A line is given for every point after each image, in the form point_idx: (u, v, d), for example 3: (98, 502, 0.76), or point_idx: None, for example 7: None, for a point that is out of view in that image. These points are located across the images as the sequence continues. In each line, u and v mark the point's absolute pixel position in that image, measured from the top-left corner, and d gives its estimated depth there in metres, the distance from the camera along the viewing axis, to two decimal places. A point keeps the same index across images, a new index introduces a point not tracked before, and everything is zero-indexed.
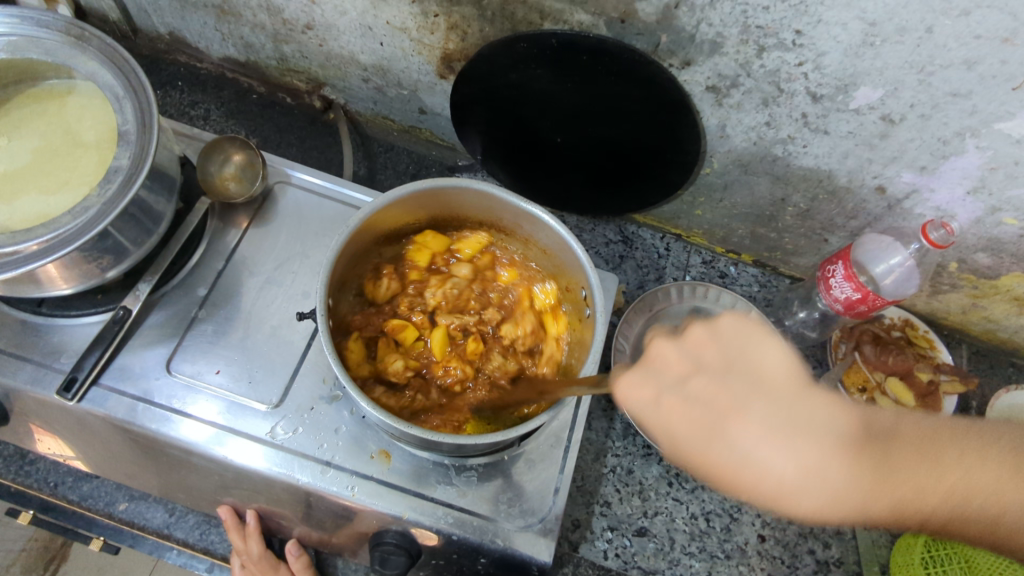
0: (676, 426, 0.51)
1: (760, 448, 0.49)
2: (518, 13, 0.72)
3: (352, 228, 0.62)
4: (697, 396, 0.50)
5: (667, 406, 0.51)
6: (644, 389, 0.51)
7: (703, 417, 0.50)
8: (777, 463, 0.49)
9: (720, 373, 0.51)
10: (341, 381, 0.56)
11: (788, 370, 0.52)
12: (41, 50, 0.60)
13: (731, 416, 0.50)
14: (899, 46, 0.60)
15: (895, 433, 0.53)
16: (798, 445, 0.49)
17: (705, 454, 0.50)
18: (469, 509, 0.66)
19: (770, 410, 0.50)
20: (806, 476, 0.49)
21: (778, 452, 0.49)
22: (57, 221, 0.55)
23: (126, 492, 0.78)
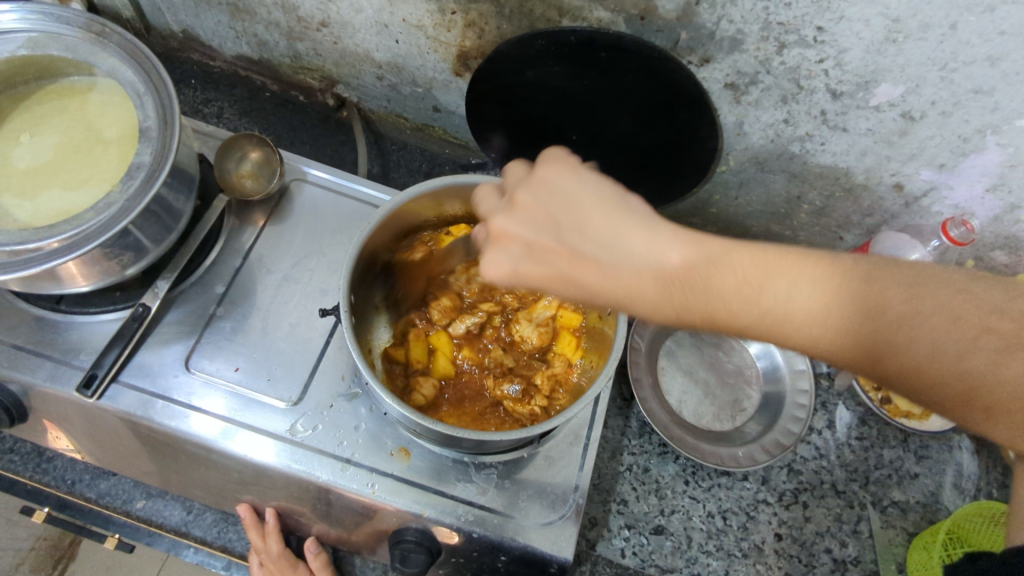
0: (585, 277, 0.46)
1: (625, 239, 0.45)
2: (536, 10, 0.72)
3: (374, 223, 0.62)
4: (557, 260, 0.46)
5: (499, 246, 0.47)
6: (504, 262, 0.47)
7: (560, 266, 0.46)
8: (640, 244, 0.45)
9: (577, 230, 0.46)
10: (364, 376, 0.56)
11: (624, 203, 0.47)
12: (61, 46, 0.60)
13: (553, 242, 0.46)
14: (921, 43, 0.60)
15: (852, 270, 0.44)
16: (672, 235, 0.45)
17: (605, 272, 0.45)
18: (488, 506, 0.66)
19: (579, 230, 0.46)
20: (642, 270, 0.45)
21: (638, 240, 0.45)
22: (81, 217, 0.55)
23: (143, 490, 0.78)
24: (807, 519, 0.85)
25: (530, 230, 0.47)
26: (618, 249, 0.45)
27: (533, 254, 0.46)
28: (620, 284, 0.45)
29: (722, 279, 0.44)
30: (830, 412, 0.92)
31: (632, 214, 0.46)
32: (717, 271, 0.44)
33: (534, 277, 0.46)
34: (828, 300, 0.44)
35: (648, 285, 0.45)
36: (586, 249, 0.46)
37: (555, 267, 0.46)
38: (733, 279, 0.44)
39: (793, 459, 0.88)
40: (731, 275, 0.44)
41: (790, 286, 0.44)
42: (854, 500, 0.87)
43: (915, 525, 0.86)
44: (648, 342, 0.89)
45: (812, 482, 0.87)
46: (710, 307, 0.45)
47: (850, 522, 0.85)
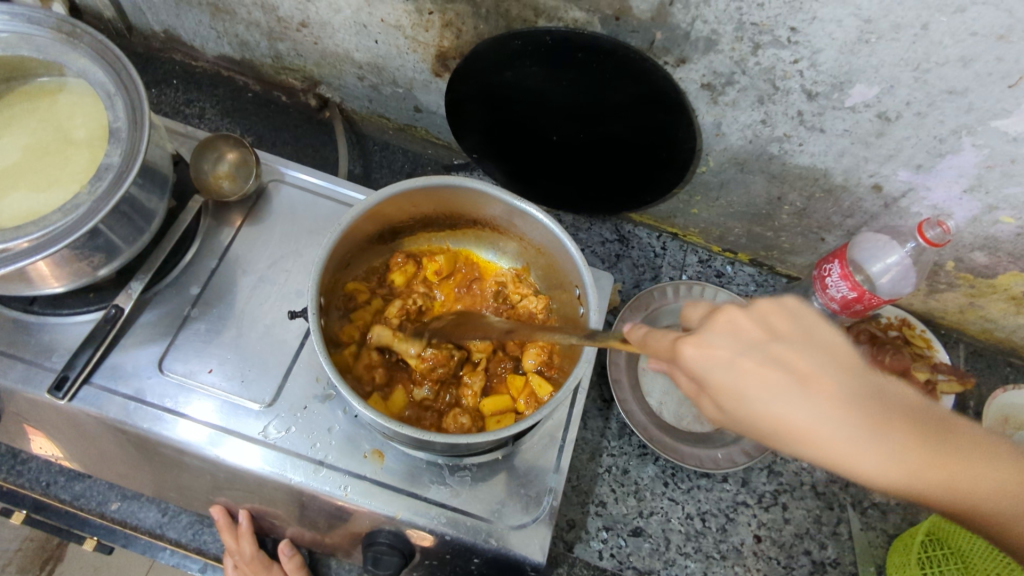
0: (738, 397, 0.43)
1: (869, 442, 0.41)
2: (513, 10, 0.72)
3: (345, 225, 0.61)
4: (775, 357, 0.43)
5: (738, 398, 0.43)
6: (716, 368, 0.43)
7: (768, 425, 0.43)
8: (874, 456, 0.41)
9: (807, 380, 0.42)
10: (332, 379, 0.56)
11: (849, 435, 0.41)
12: (32, 46, 0.60)
13: (817, 399, 0.42)
14: (894, 43, 0.60)
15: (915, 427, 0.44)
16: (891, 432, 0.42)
17: (833, 443, 0.41)
18: (462, 509, 0.66)
19: (824, 390, 0.42)
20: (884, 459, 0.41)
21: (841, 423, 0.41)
22: (48, 218, 0.55)
23: (119, 491, 0.78)
24: (787, 521, 0.85)
25: (773, 367, 0.43)
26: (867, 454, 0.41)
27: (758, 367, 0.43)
28: (779, 423, 0.42)
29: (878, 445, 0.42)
30: None
31: (774, 381, 0.42)
32: (868, 445, 0.41)
33: (737, 376, 0.43)
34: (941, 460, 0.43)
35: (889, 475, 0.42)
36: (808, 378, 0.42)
37: (783, 379, 0.42)
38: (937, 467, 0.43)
39: (774, 460, 0.88)
40: (880, 462, 0.41)
41: (902, 451, 0.42)
42: (834, 501, 0.87)
43: (895, 526, 0.86)
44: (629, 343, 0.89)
45: (792, 483, 0.87)
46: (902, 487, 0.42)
47: (829, 524, 0.85)
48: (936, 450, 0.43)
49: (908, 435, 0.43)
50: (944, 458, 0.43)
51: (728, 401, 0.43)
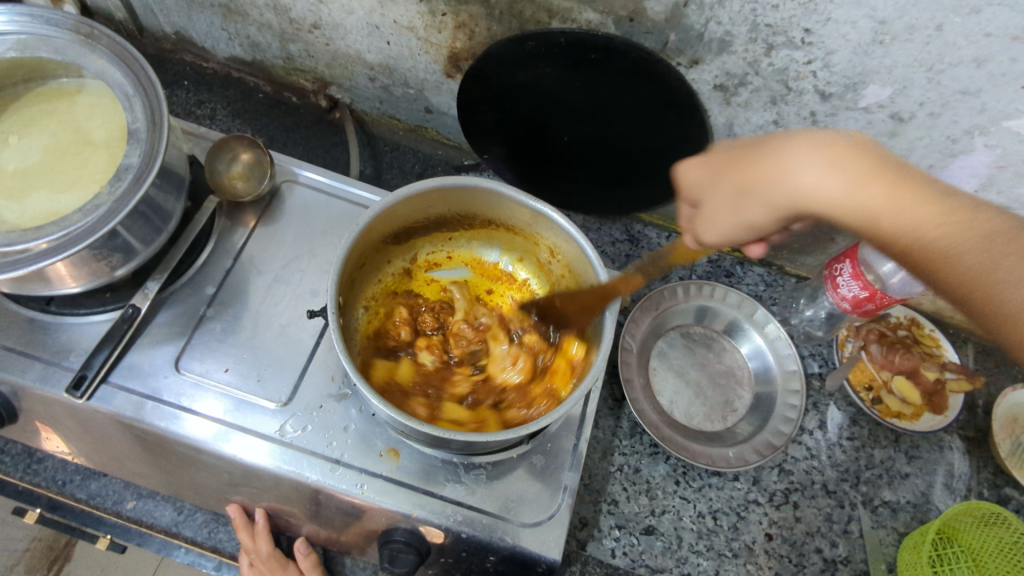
0: (714, 210, 0.55)
1: (797, 168, 0.49)
2: (526, 12, 0.72)
3: (362, 224, 0.62)
4: (721, 194, 0.54)
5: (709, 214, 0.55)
6: (716, 215, 0.55)
7: (760, 202, 0.51)
8: (833, 190, 0.48)
9: (740, 175, 0.53)
10: (351, 378, 0.56)
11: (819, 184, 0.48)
12: (50, 48, 0.60)
13: (759, 160, 0.52)
14: (908, 44, 0.60)
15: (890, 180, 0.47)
16: (866, 176, 0.47)
17: (779, 174, 0.50)
18: (477, 507, 0.66)
19: (804, 140, 0.50)
20: (858, 188, 0.47)
21: (805, 172, 0.49)
22: (69, 218, 0.55)
23: (134, 490, 0.78)
24: (798, 519, 0.85)
25: (708, 180, 0.56)
26: (811, 167, 0.48)
27: (735, 194, 0.53)
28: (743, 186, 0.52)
29: (772, 175, 0.50)
30: (821, 412, 0.92)
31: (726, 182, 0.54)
32: (798, 167, 0.49)
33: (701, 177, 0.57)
34: (895, 190, 0.47)
35: (924, 234, 0.46)
36: (737, 176, 0.53)
37: (740, 186, 0.52)
38: (919, 209, 0.46)
39: (784, 459, 0.88)
40: (811, 179, 0.49)
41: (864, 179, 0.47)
42: (844, 500, 0.87)
43: (905, 524, 0.87)
44: (640, 343, 0.89)
45: (803, 482, 0.87)
46: (868, 208, 0.47)
47: (840, 523, 0.86)
48: (889, 187, 0.47)
49: (881, 175, 0.47)
50: (903, 193, 0.47)
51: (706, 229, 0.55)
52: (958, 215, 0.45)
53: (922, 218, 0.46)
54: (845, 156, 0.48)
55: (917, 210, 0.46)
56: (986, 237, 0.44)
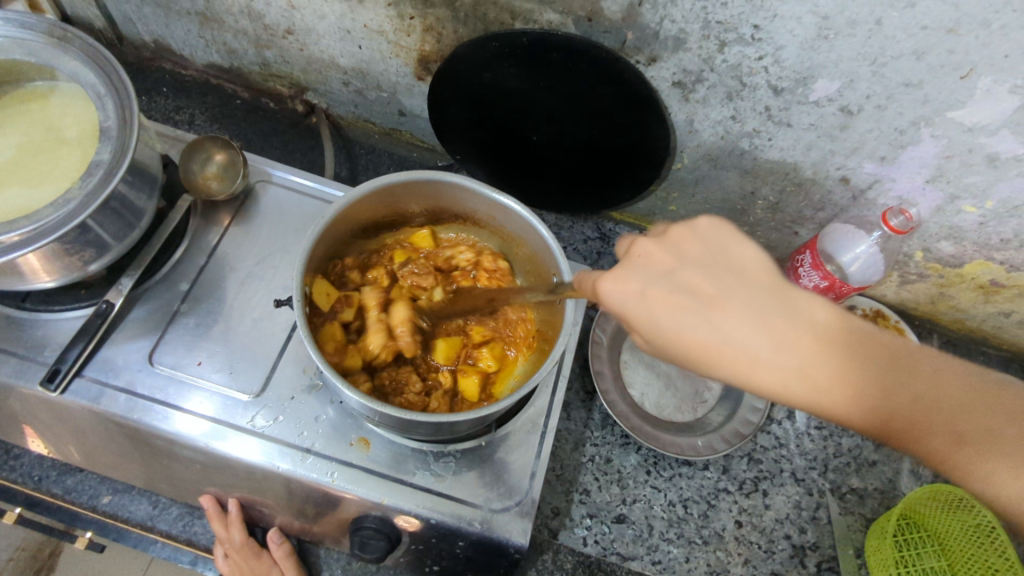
0: (658, 312, 0.48)
1: (804, 351, 0.47)
2: (490, 13, 0.75)
3: (329, 216, 0.64)
4: (683, 286, 0.48)
5: (620, 291, 0.49)
6: (627, 282, 0.49)
7: (704, 337, 0.47)
8: (817, 375, 0.47)
9: (697, 265, 0.49)
10: (315, 363, 0.58)
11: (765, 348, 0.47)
12: (25, 51, 0.62)
13: (729, 279, 0.48)
14: (851, 38, 0.63)
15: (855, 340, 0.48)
16: (835, 353, 0.47)
17: (727, 339, 0.47)
18: (446, 493, 0.68)
19: (746, 291, 0.48)
20: (843, 386, 0.47)
21: (811, 362, 0.47)
22: (40, 212, 0.57)
23: (110, 485, 0.78)
24: (767, 507, 0.87)
25: (665, 279, 0.49)
26: (750, 336, 0.46)
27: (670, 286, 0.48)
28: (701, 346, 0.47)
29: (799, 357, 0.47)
30: (790, 402, 0.94)
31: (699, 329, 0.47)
32: (746, 331, 0.47)
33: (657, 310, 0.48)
34: (849, 360, 0.48)
35: (849, 401, 0.47)
36: (718, 295, 0.47)
37: (693, 306, 0.47)
38: (867, 377, 0.48)
39: (754, 448, 0.90)
40: (756, 349, 0.47)
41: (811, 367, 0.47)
42: (813, 487, 0.89)
43: (872, 511, 0.88)
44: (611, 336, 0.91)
45: (772, 470, 0.89)
46: (803, 365, 0.47)
47: (808, 509, 0.87)
48: (853, 362, 0.48)
49: (870, 359, 0.48)
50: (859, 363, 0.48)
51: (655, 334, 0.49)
52: (928, 357, 0.48)
53: (836, 381, 0.47)
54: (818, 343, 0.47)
55: (875, 367, 0.48)
56: (940, 369, 0.48)
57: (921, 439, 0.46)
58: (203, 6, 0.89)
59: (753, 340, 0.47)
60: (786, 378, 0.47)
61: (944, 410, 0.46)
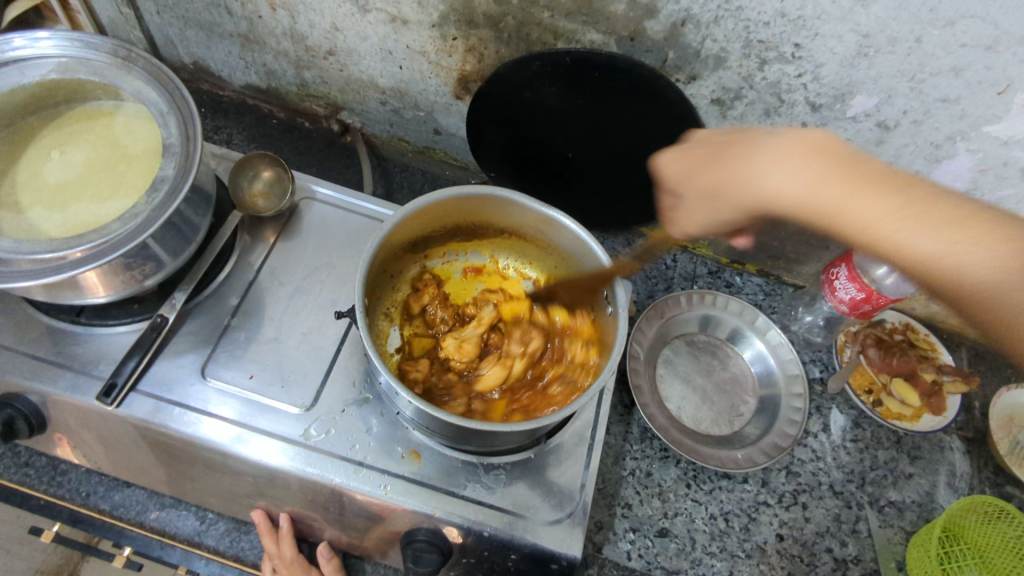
0: (734, 196, 0.60)
1: (776, 169, 0.58)
2: (533, 34, 0.77)
3: (385, 230, 0.65)
4: (711, 190, 0.62)
5: (690, 209, 0.64)
6: (697, 216, 0.63)
7: (729, 210, 0.61)
8: (873, 214, 0.53)
9: (692, 186, 0.63)
10: (378, 374, 0.58)
11: (767, 190, 0.58)
12: (90, 70, 0.64)
13: (742, 155, 0.61)
14: (891, 56, 0.65)
15: (853, 164, 0.56)
16: (902, 206, 0.53)
17: (757, 195, 0.59)
18: (498, 506, 0.68)
19: (770, 160, 0.58)
20: (904, 223, 0.53)
21: (871, 209, 0.54)
22: (108, 227, 0.58)
23: (157, 500, 0.79)
24: (807, 520, 0.87)
25: (691, 179, 0.64)
26: (772, 173, 0.58)
27: (696, 194, 0.63)
28: (761, 195, 0.59)
29: (748, 191, 0.59)
30: (825, 415, 0.94)
31: (719, 208, 0.62)
32: (771, 167, 0.58)
33: (704, 181, 0.63)
34: (838, 168, 0.56)
35: (924, 253, 0.52)
36: (721, 176, 0.61)
37: (700, 200, 0.63)
38: (880, 207, 0.53)
39: (791, 461, 0.91)
40: (776, 177, 0.58)
41: (805, 175, 0.56)
42: (851, 500, 0.89)
43: (912, 523, 0.88)
44: (646, 351, 0.92)
45: (810, 483, 0.89)
46: (831, 206, 0.55)
47: (849, 522, 0.87)
48: (845, 184, 0.55)
49: (942, 208, 0.53)
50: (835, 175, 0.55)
51: (722, 203, 0.61)
52: (974, 222, 0.51)
53: (939, 246, 0.52)
54: (816, 182, 0.55)
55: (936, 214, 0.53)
56: (1011, 257, 0.50)
57: (970, 300, 0.51)
58: (246, 29, 0.91)
59: (773, 175, 0.58)
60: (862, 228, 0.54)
61: (982, 253, 0.51)
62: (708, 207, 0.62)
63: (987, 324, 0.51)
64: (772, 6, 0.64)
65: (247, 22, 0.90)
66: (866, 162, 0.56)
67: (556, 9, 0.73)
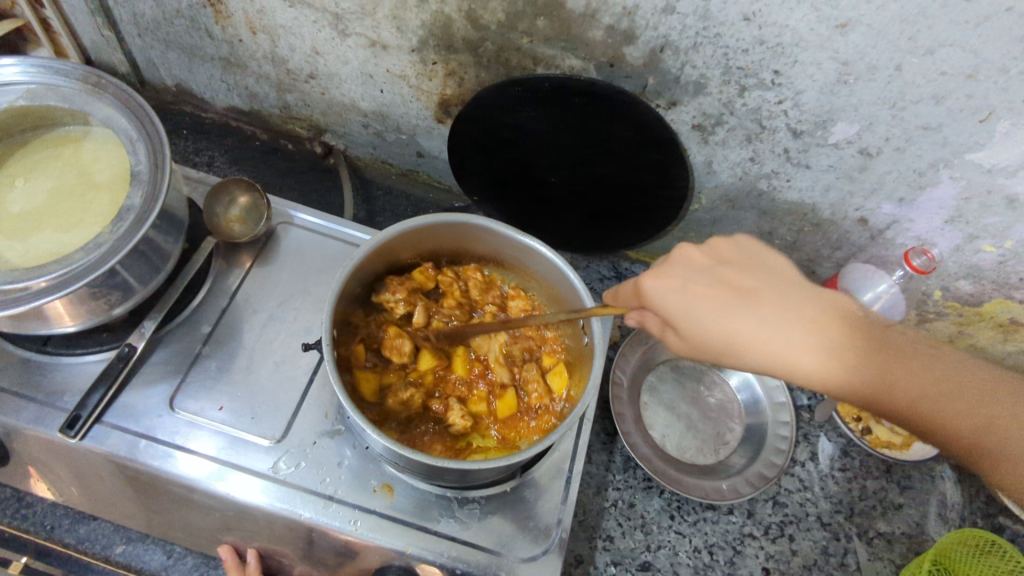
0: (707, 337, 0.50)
1: (787, 331, 0.50)
2: (512, 59, 0.76)
3: (357, 259, 0.64)
4: (723, 281, 0.51)
5: (688, 313, 0.50)
6: (669, 288, 0.51)
7: (717, 336, 0.49)
8: (806, 361, 0.49)
9: (749, 302, 0.50)
10: (345, 409, 0.57)
11: (775, 336, 0.49)
12: (58, 97, 0.63)
13: (767, 295, 0.51)
14: (871, 84, 0.64)
15: (847, 317, 0.51)
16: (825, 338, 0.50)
17: (769, 350, 0.49)
18: (471, 542, 0.66)
19: (772, 316, 0.50)
20: (832, 360, 0.50)
21: (808, 358, 0.49)
22: (71, 257, 0.57)
23: (124, 534, 0.77)
24: (794, 553, 0.85)
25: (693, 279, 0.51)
26: (791, 339, 0.49)
27: (713, 280, 0.51)
28: (736, 332, 0.49)
29: (746, 325, 0.49)
30: (812, 443, 0.93)
31: (775, 309, 0.50)
32: (742, 313, 0.50)
33: (699, 304, 0.50)
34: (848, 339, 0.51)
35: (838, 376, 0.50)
36: (721, 289, 0.51)
37: (728, 292, 0.50)
38: (920, 380, 0.51)
39: (778, 491, 0.89)
40: (782, 344, 0.49)
41: (822, 342, 0.50)
42: (839, 532, 0.87)
43: (901, 556, 0.86)
44: (630, 377, 0.91)
45: (797, 514, 0.87)
46: (843, 377, 0.50)
47: (836, 555, 0.85)
48: (879, 353, 0.51)
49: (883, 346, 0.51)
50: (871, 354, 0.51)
51: (724, 353, 0.50)
52: (933, 358, 0.52)
53: (919, 392, 0.50)
54: (794, 308, 0.50)
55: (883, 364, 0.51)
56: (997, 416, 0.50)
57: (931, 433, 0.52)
58: (227, 52, 0.91)
59: (784, 332, 0.49)
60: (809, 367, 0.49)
61: (978, 410, 0.50)
62: (718, 328, 0.49)
63: (948, 449, 0.52)
64: (750, 34, 0.64)
65: (228, 45, 0.89)
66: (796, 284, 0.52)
67: (535, 34, 0.72)
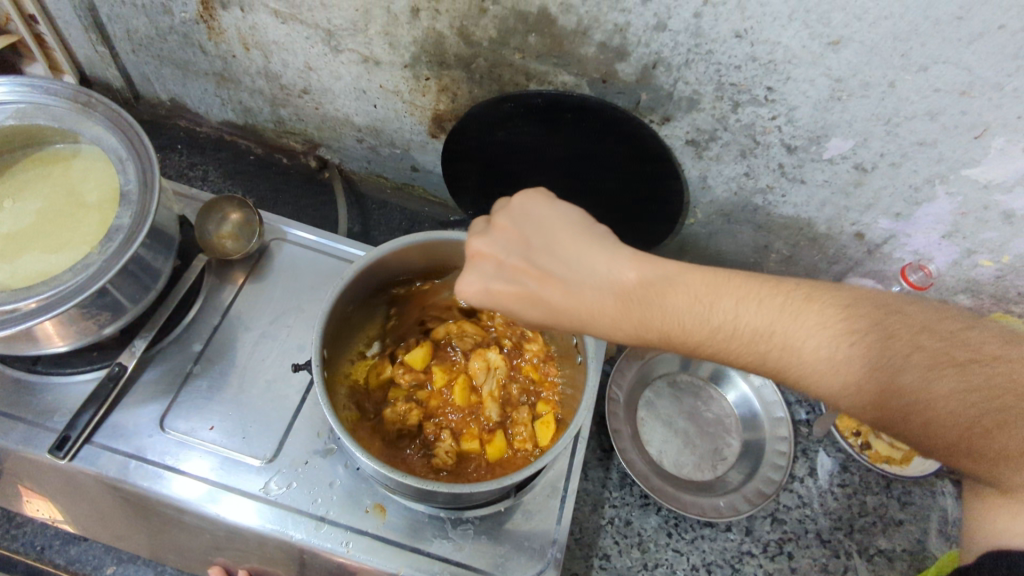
0: (590, 299, 0.53)
1: (743, 308, 0.52)
2: (505, 75, 0.76)
3: (347, 279, 0.63)
4: (524, 265, 0.54)
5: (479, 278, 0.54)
6: (473, 284, 0.54)
7: (534, 306, 0.53)
8: (805, 344, 0.49)
9: (546, 254, 0.54)
10: (335, 432, 0.56)
11: (594, 301, 0.53)
12: (48, 116, 0.63)
13: (721, 280, 0.53)
14: (865, 100, 0.64)
15: (667, 282, 0.53)
16: (808, 319, 0.50)
17: (565, 296, 0.53)
18: (465, 564, 0.65)
19: (572, 249, 0.54)
20: (814, 352, 0.49)
21: (749, 310, 0.51)
22: (59, 278, 0.56)
23: (115, 555, 0.77)
24: (793, 571, 0.84)
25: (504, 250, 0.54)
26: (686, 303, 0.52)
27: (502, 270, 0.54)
28: (573, 305, 0.53)
29: (676, 305, 0.52)
30: (811, 459, 0.92)
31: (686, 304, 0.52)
32: (669, 297, 0.52)
33: (503, 299, 0.53)
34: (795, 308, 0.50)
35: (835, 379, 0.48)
36: (540, 271, 0.53)
37: (525, 286, 0.53)
38: (909, 372, 0.46)
39: (777, 508, 0.88)
40: (687, 302, 0.52)
41: (755, 299, 0.51)
42: (839, 549, 0.86)
43: (902, 574, 0.85)
44: (626, 393, 0.90)
45: (796, 531, 0.86)
46: (669, 330, 0.52)
47: (837, 573, 0.84)
48: (873, 339, 0.47)
49: (874, 336, 0.47)
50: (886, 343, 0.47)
51: (539, 309, 0.53)
52: (916, 350, 0.46)
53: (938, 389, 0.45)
54: (743, 283, 0.52)
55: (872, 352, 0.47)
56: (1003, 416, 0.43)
57: (914, 415, 0.45)
58: (221, 68, 0.91)
59: (614, 271, 0.53)
60: (745, 331, 0.51)
61: (947, 384, 0.45)
62: (572, 304, 0.53)
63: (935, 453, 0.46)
64: (742, 50, 0.63)
65: (222, 61, 0.89)
66: (745, 276, 0.53)
67: (527, 51, 0.72)
